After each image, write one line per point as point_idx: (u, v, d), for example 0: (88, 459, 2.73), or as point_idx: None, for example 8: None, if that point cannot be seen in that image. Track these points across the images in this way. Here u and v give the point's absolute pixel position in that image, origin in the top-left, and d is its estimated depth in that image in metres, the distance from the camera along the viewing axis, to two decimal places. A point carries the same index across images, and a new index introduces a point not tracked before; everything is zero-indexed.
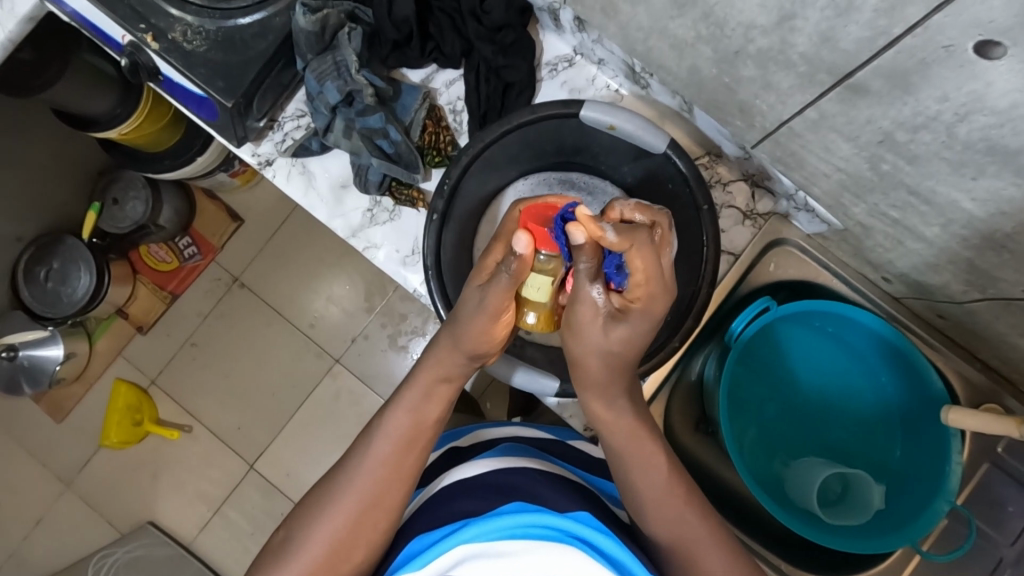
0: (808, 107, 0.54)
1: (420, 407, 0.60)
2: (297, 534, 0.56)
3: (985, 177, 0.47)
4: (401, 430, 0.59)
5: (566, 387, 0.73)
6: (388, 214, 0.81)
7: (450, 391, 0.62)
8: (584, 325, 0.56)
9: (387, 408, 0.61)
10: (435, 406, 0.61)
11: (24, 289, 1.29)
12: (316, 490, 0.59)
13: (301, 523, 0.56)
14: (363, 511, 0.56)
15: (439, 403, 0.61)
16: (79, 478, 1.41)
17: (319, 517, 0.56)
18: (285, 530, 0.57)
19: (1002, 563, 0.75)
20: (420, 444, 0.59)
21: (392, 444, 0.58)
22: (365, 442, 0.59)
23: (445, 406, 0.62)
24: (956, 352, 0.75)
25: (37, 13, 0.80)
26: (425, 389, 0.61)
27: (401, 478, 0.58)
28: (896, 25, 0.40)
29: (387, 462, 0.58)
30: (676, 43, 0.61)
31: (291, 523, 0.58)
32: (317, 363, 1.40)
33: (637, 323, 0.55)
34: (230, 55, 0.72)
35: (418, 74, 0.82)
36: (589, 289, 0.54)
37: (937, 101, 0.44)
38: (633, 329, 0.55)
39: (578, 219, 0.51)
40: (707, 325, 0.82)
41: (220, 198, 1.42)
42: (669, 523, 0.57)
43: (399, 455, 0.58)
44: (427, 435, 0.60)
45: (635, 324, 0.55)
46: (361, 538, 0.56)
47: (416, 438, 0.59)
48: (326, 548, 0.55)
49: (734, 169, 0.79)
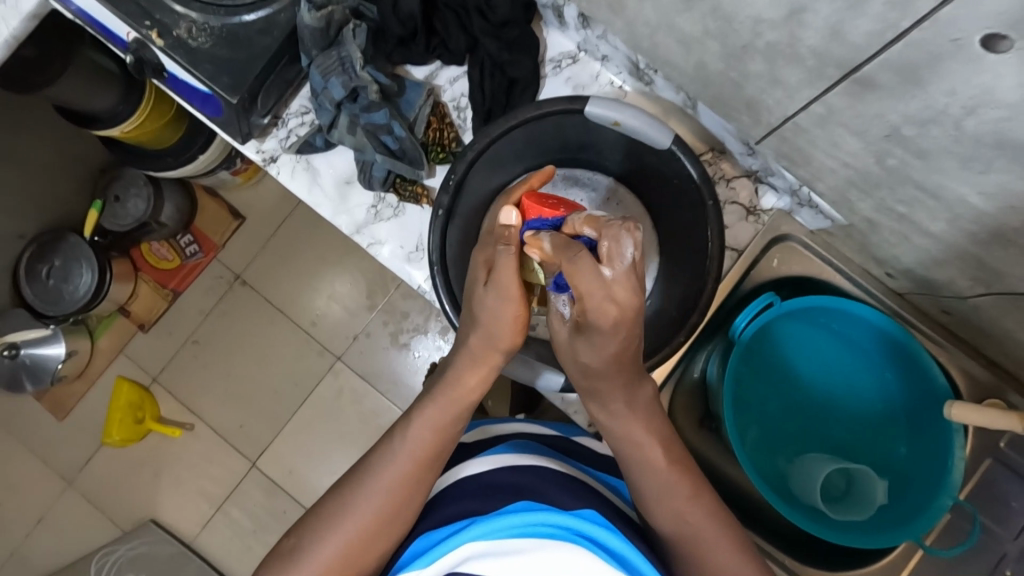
0: (815, 102, 0.54)
1: (440, 419, 0.60)
2: (310, 541, 0.55)
3: (993, 171, 0.47)
4: (420, 443, 0.59)
5: (571, 383, 0.74)
6: (392, 211, 0.81)
7: (470, 405, 0.62)
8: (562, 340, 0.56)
9: (405, 419, 0.61)
10: (454, 419, 0.60)
11: (25, 287, 1.29)
12: (328, 495, 0.59)
13: (313, 529, 0.56)
14: (380, 522, 0.56)
15: (455, 415, 0.61)
16: (81, 477, 1.41)
17: (333, 524, 0.56)
18: (296, 535, 0.56)
19: (1006, 558, 0.75)
20: (439, 458, 0.59)
21: (411, 457, 0.58)
22: (383, 453, 0.59)
23: (464, 420, 0.62)
24: (957, 347, 0.76)
25: (41, 9, 0.80)
26: (448, 402, 0.61)
27: (416, 489, 0.57)
28: (907, 18, 0.40)
29: (406, 474, 0.57)
30: (682, 38, 0.61)
31: (303, 528, 0.57)
32: (318, 361, 1.40)
33: (601, 339, 0.52)
34: (236, 51, 0.72)
35: (422, 70, 0.82)
36: (557, 305, 0.55)
37: (946, 94, 0.44)
38: (596, 347, 0.53)
39: (529, 242, 0.56)
40: (712, 320, 0.82)
41: (220, 195, 1.42)
42: (675, 516, 0.58)
43: (419, 469, 0.58)
44: (447, 448, 0.60)
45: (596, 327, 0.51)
46: (374, 546, 0.56)
47: (435, 451, 0.59)
48: (339, 555, 0.55)
49: (738, 165, 0.78)
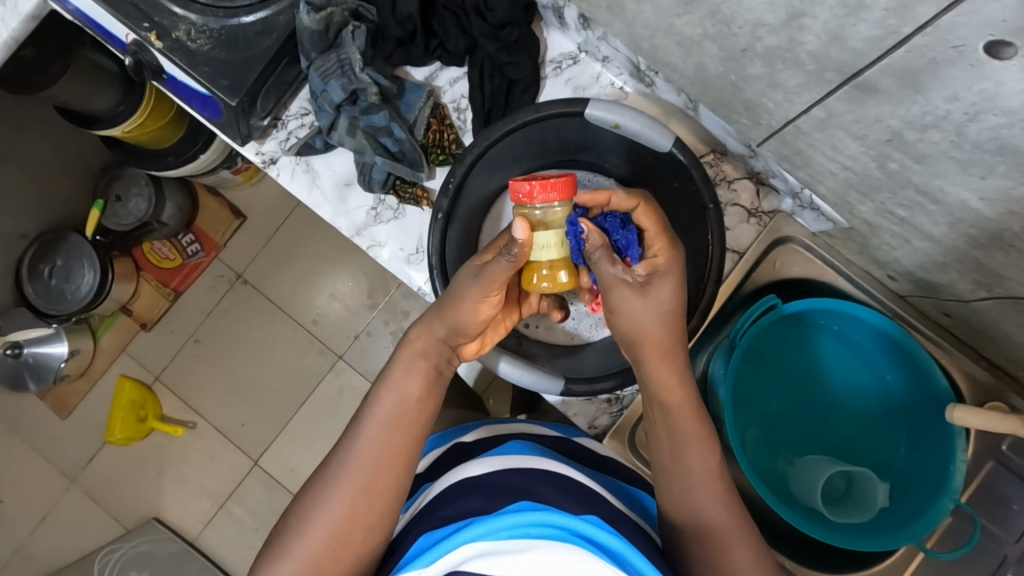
0: (815, 106, 0.54)
1: (405, 384, 0.61)
2: (297, 522, 0.55)
3: (994, 177, 0.47)
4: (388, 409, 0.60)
5: (571, 387, 0.76)
6: (392, 212, 0.81)
7: (430, 373, 0.63)
8: (628, 296, 0.59)
9: (375, 394, 0.62)
10: (419, 382, 0.62)
11: (27, 286, 1.29)
12: (309, 485, 0.58)
13: (298, 515, 0.55)
14: (362, 493, 0.55)
15: (423, 379, 0.62)
16: (84, 474, 1.42)
17: (316, 505, 0.55)
18: (284, 525, 0.56)
19: (1006, 561, 0.74)
20: (406, 423, 0.59)
21: (380, 422, 0.59)
22: (358, 427, 0.59)
23: (430, 386, 0.62)
24: (961, 350, 0.75)
25: (40, 11, 0.80)
26: (409, 365, 0.62)
27: (392, 454, 0.58)
28: (907, 24, 0.40)
29: (383, 443, 0.58)
30: (683, 41, 0.60)
31: (291, 517, 0.56)
32: (320, 360, 1.40)
33: (668, 273, 0.60)
34: (233, 53, 0.72)
35: (422, 72, 0.81)
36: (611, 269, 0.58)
37: (947, 100, 0.43)
38: (668, 280, 0.60)
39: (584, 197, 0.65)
40: (711, 323, 0.83)
41: (222, 195, 1.42)
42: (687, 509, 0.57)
43: (390, 438, 0.58)
44: (415, 412, 0.60)
45: (667, 281, 0.60)
46: (363, 520, 0.55)
47: (403, 415, 0.60)
48: (328, 531, 0.54)
49: (739, 167, 0.78)
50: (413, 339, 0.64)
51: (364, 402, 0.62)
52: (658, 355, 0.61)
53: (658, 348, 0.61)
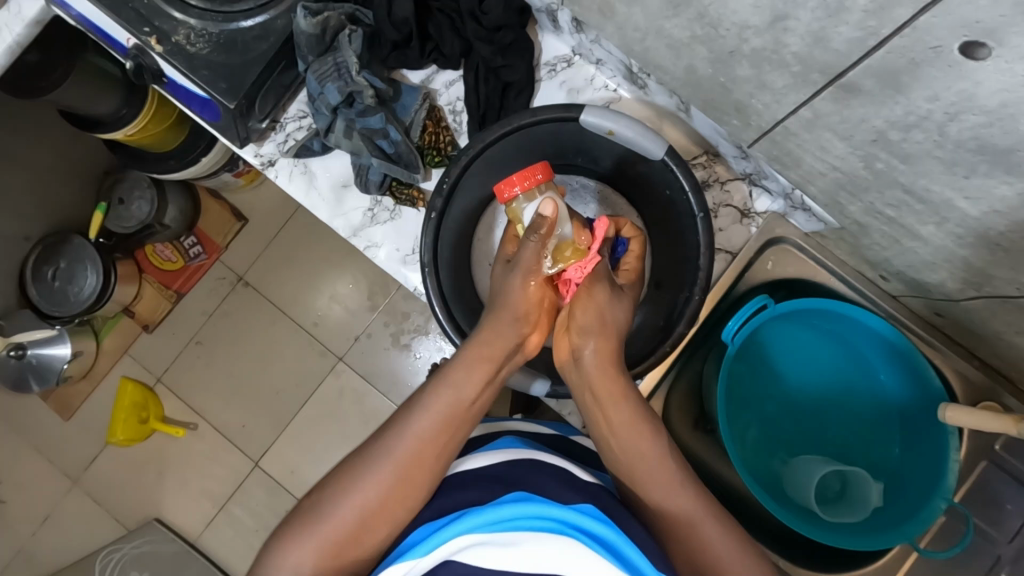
0: (802, 107, 0.55)
1: (464, 386, 0.62)
2: (330, 501, 0.55)
3: (977, 176, 0.47)
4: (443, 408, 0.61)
5: (558, 388, 0.74)
6: (388, 214, 0.82)
7: (490, 376, 0.64)
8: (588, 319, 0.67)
9: (430, 387, 0.62)
10: (475, 387, 0.62)
11: (31, 287, 1.31)
12: (343, 464, 0.58)
13: (331, 491, 0.56)
14: (399, 481, 0.56)
15: (480, 382, 0.63)
16: (86, 475, 1.43)
17: (352, 487, 0.55)
18: (315, 496, 0.56)
19: (1000, 560, 0.75)
20: (456, 426, 0.60)
21: (431, 421, 0.59)
22: (403, 421, 0.59)
23: (484, 391, 0.63)
24: (953, 350, 0.76)
25: (44, 16, 0.82)
26: (471, 368, 0.63)
27: (436, 453, 0.58)
28: (886, 25, 0.41)
29: (431, 442, 0.58)
30: (672, 43, 0.61)
31: (322, 490, 0.57)
32: (320, 362, 1.41)
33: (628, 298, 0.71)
34: (231, 56, 0.73)
35: (418, 75, 0.83)
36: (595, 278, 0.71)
37: (928, 100, 0.44)
38: (609, 338, 0.66)
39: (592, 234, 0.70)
40: (705, 323, 0.82)
41: (224, 197, 1.43)
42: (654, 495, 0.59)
43: (439, 436, 0.59)
44: (465, 416, 0.61)
45: (603, 340, 0.66)
46: (389, 512, 0.55)
47: (456, 415, 0.61)
48: (357, 513, 0.54)
49: (732, 169, 0.79)
50: (477, 340, 0.65)
51: (417, 394, 0.63)
52: (605, 399, 0.64)
53: (603, 393, 0.64)
